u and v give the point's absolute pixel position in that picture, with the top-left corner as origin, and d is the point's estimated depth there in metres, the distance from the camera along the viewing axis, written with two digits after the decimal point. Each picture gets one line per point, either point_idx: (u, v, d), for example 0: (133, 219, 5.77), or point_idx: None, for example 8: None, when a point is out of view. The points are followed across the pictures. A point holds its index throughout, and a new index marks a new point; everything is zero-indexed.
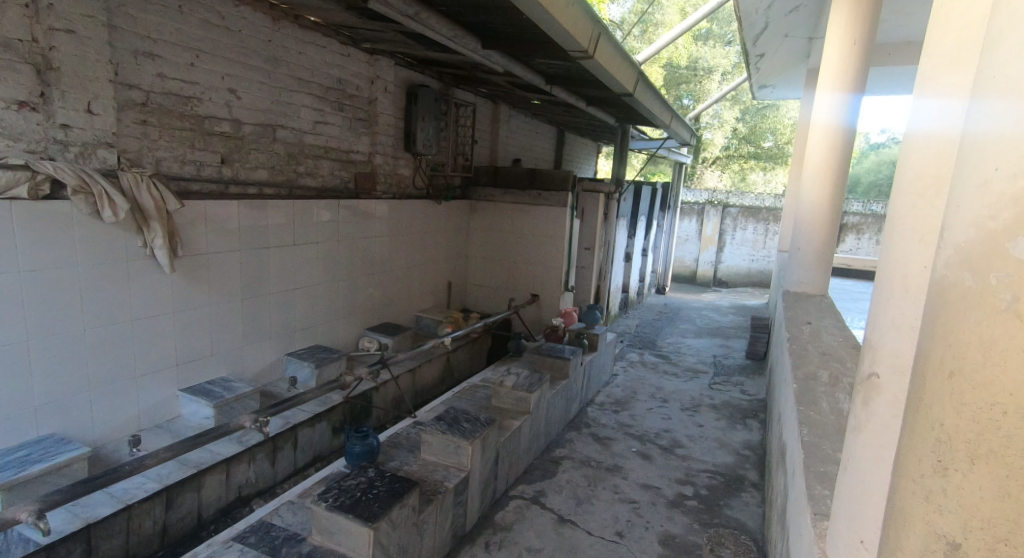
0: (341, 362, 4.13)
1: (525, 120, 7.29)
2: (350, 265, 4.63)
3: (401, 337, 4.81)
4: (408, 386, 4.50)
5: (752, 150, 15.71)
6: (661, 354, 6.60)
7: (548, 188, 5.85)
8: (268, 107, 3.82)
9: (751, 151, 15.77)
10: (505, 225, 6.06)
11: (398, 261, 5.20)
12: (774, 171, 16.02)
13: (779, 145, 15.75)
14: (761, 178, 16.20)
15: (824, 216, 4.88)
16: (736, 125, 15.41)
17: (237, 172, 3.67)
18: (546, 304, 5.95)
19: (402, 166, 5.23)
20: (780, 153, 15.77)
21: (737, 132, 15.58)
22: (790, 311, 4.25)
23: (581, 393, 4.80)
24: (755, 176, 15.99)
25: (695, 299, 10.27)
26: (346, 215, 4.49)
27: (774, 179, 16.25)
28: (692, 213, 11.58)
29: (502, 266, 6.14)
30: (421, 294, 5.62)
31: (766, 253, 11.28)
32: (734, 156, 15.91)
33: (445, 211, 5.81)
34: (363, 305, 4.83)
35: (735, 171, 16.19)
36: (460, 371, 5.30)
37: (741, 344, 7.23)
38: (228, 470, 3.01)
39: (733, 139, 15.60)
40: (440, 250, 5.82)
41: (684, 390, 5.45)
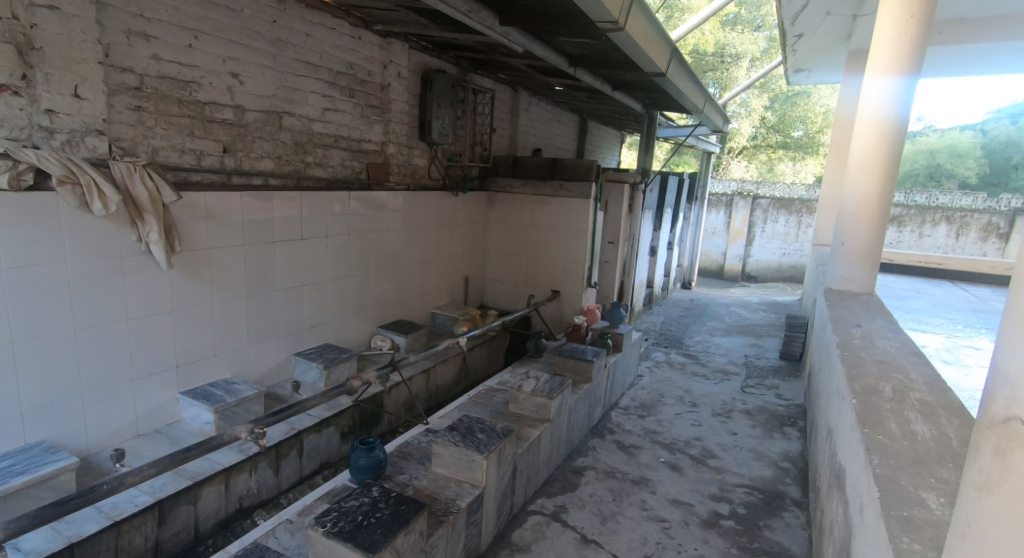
0: (352, 363, 3.92)
1: (546, 108, 7.00)
2: (362, 260, 4.40)
3: (414, 336, 4.60)
4: (421, 388, 4.28)
5: (781, 139, 15.13)
6: (688, 354, 6.29)
7: (570, 178, 5.56)
8: (274, 92, 3.59)
9: (779, 141, 15.19)
10: (525, 218, 5.79)
11: (413, 255, 4.97)
12: (804, 161, 15.25)
13: (810, 134, 14.96)
14: (789, 169, 15.48)
15: (871, 210, 4.56)
16: (765, 114, 14.87)
17: (240, 162, 3.45)
18: (568, 301, 5.67)
19: (417, 156, 4.99)
20: (811, 142, 14.98)
21: (766, 121, 15.04)
22: (836, 311, 3.92)
23: (605, 396, 4.53)
24: (784, 167, 15.42)
25: (722, 294, 9.89)
26: (357, 208, 4.26)
27: (803, 171, 15.44)
28: (720, 205, 11.16)
29: (521, 262, 5.87)
30: (437, 290, 5.39)
31: (798, 247, 10.85)
32: (761, 146, 15.35)
33: (462, 203, 5.56)
34: (376, 302, 4.61)
35: (762, 162, 15.63)
36: (477, 371, 5.06)
37: (773, 343, 6.89)
38: (227, 481, 2.80)
39: (762, 128, 15.06)
40: (457, 244, 5.58)
41: (715, 393, 5.15)
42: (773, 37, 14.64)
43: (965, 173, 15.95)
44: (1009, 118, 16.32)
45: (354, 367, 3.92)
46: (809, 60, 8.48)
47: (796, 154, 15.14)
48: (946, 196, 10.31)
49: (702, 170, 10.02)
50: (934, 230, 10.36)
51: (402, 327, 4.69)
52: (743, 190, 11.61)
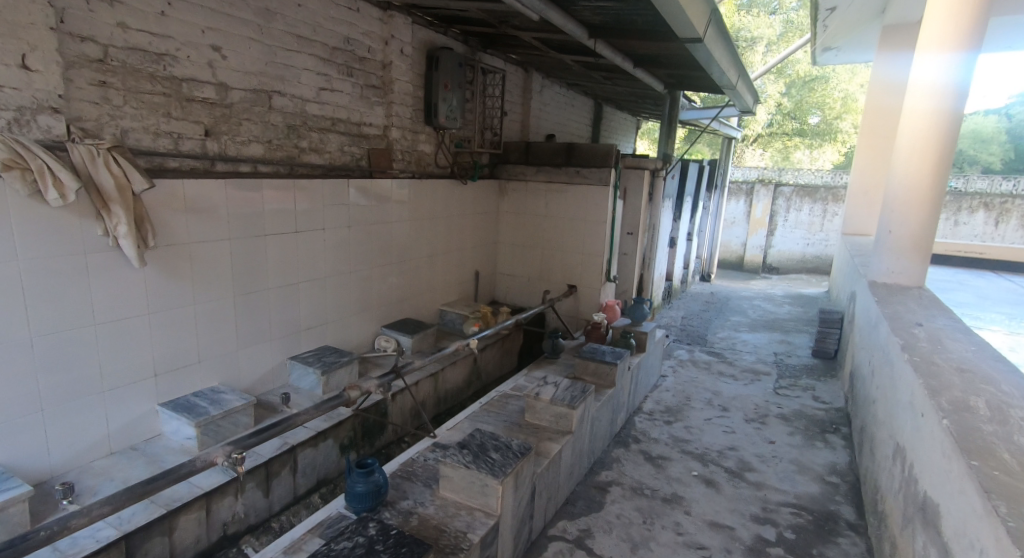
0: (353, 367, 3.58)
1: (560, 91, 6.59)
2: (364, 254, 4.05)
3: (421, 337, 4.25)
4: (429, 393, 3.94)
5: (797, 127, 14.52)
6: (713, 352, 5.99)
7: (587, 164, 5.16)
8: (262, 69, 3.23)
9: (795, 129, 14.60)
10: (539, 208, 5.42)
11: (419, 248, 4.62)
12: (821, 148, 14.55)
13: (828, 120, 14.25)
14: (806, 157, 14.95)
15: (920, 200, 4.29)
16: (781, 100, 14.38)
17: (225, 147, 3.09)
18: (586, 297, 5.30)
19: (422, 142, 4.62)
20: (830, 129, 14.30)
21: (782, 108, 14.51)
22: (889, 309, 3.52)
23: (628, 400, 4.18)
24: (801, 155, 14.90)
25: (743, 287, 9.50)
26: (356, 198, 3.90)
27: (821, 159, 14.88)
28: (740, 194, 10.72)
29: (535, 255, 5.51)
30: (445, 285, 5.03)
31: (823, 237, 10.41)
32: (777, 134, 14.83)
33: (471, 192, 5.19)
34: (379, 299, 4.26)
35: (778, 150, 15.08)
36: (489, 373, 4.71)
37: (803, 341, 6.53)
38: (208, 507, 2.46)
39: (779, 115, 14.53)
40: (466, 236, 5.21)
41: (746, 396, 4.80)
42: (789, 21, 14.05)
43: (988, 159, 15.28)
44: None
45: (356, 372, 3.58)
46: (840, 38, 8.29)
47: (813, 141, 14.46)
48: (984, 180, 9.72)
49: (722, 157, 9.57)
50: (970, 217, 9.87)
51: (408, 326, 4.34)
52: (764, 177, 11.16)
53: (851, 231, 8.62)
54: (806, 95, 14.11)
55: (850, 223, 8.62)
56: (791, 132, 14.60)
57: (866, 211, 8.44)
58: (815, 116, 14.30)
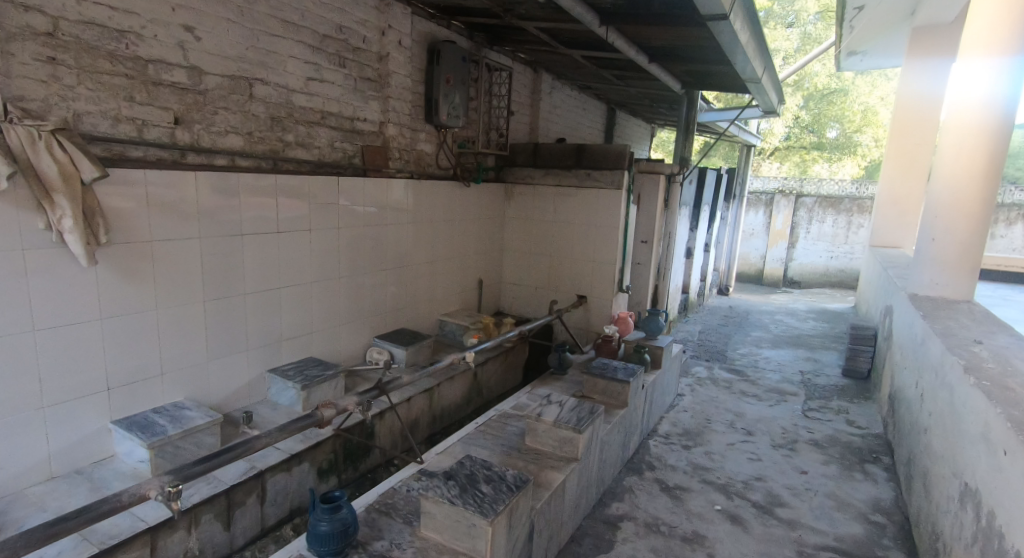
0: (337, 381, 3.24)
1: (571, 94, 6.29)
2: (356, 259, 3.72)
3: (417, 349, 3.92)
4: (423, 411, 3.60)
5: (814, 140, 14.04)
6: (734, 370, 5.65)
7: (599, 166, 4.83)
8: (242, 54, 2.90)
9: (812, 142, 14.11)
10: (547, 213, 5.09)
11: (417, 255, 4.29)
12: (840, 162, 14.00)
13: (847, 133, 13.77)
14: (825, 171, 14.24)
15: (966, 206, 3.99)
16: (798, 112, 13.97)
17: (198, 137, 2.77)
18: (596, 308, 4.95)
19: (422, 141, 4.30)
20: (849, 142, 13.79)
21: (799, 121, 14.08)
22: (941, 329, 3.20)
23: (641, 422, 3.83)
24: (820, 168, 14.17)
25: (764, 301, 9.09)
26: (347, 199, 3.56)
27: (841, 173, 14.12)
28: (759, 205, 10.31)
29: (543, 263, 5.17)
30: (445, 294, 4.70)
31: (847, 250, 9.97)
32: (794, 147, 14.37)
33: (474, 196, 4.87)
34: (372, 309, 3.93)
35: (795, 164, 14.51)
36: (490, 389, 4.36)
37: (831, 359, 6.12)
38: (154, 544, 2.13)
39: (796, 128, 14.11)
40: (468, 242, 4.88)
41: (772, 419, 4.42)
42: (808, 34, 13.34)
43: (1016, 173, 14.75)
44: None
45: (341, 387, 3.25)
46: (866, 42, 7.92)
47: (832, 155, 13.99)
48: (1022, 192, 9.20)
49: (740, 166, 9.18)
50: (1007, 230, 9.38)
51: (403, 337, 4.01)
52: (785, 188, 10.74)
53: (879, 243, 8.21)
54: (826, 106, 13.69)
55: (878, 235, 8.21)
56: (809, 146, 14.12)
57: (895, 223, 8.03)
58: (834, 128, 13.84)
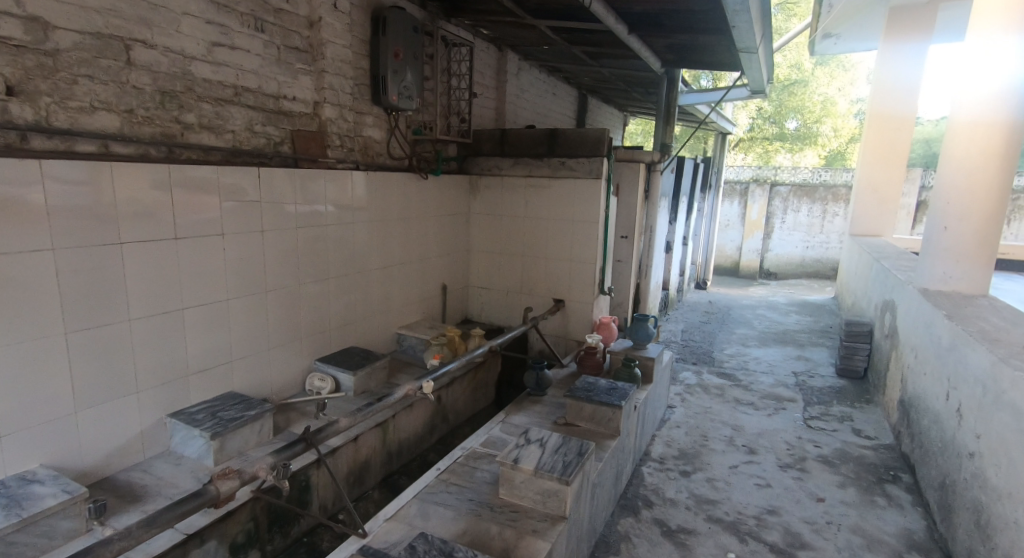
0: (263, 423, 2.62)
1: (539, 76, 5.70)
2: (287, 268, 3.05)
3: (367, 373, 3.30)
4: (374, 450, 2.99)
5: (776, 130, 13.64)
6: (724, 374, 5.21)
7: (574, 154, 4.25)
8: (111, 5, 2.19)
9: (774, 133, 13.70)
10: (517, 208, 4.51)
11: (365, 260, 3.65)
12: (803, 152, 13.70)
13: (807, 125, 13.36)
14: (788, 161, 14.01)
15: (983, 189, 3.57)
16: (762, 103, 13.66)
17: (50, 115, 2.08)
18: (575, 314, 4.41)
19: (368, 125, 3.64)
20: (809, 133, 13.38)
21: (762, 111, 13.68)
22: (992, 340, 2.67)
23: (633, 447, 3.32)
24: (783, 159, 14.01)
25: (742, 294, 8.73)
26: (270, 195, 2.89)
27: (803, 163, 13.91)
28: (734, 195, 9.94)
29: (514, 264, 4.59)
30: (403, 304, 4.08)
31: (823, 239, 9.69)
32: (756, 139, 14.01)
33: (433, 191, 4.25)
34: (312, 327, 3.28)
35: (759, 155, 14.25)
36: (456, 413, 3.78)
37: (823, 358, 5.73)
38: None
39: (759, 119, 13.77)
40: (429, 242, 4.26)
41: (774, 432, 3.97)
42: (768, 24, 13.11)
43: None
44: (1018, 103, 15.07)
45: (270, 430, 2.64)
46: (842, 25, 7.48)
47: (795, 145, 13.60)
48: None
49: (715, 154, 8.75)
50: None
51: (352, 359, 3.39)
52: (758, 177, 10.37)
53: (859, 232, 7.83)
54: (788, 96, 13.36)
55: (857, 225, 7.85)
56: (772, 136, 13.72)
57: (874, 210, 7.66)
58: (794, 120, 13.47)
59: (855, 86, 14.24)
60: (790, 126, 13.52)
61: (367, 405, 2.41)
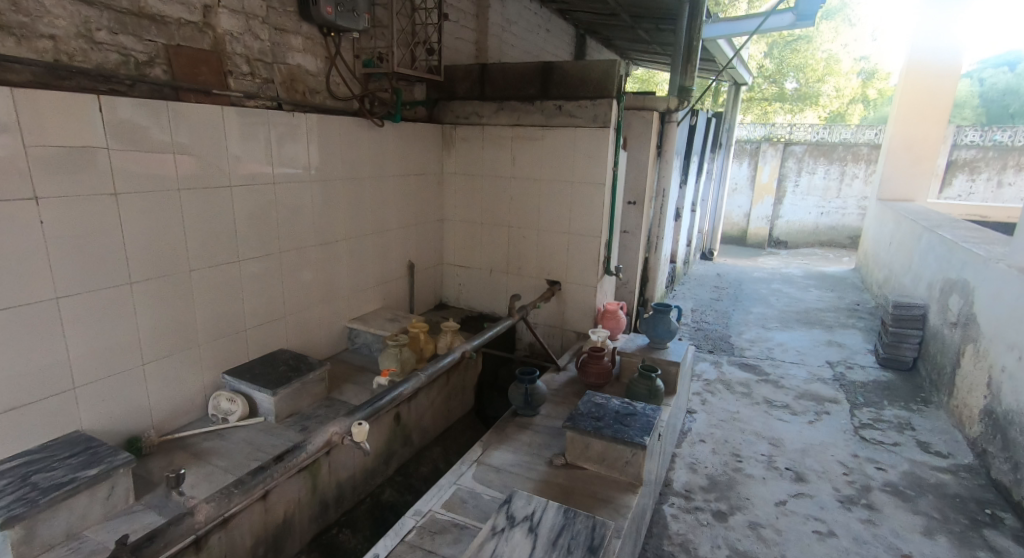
0: (116, 487, 1.80)
1: (530, 6, 4.66)
2: (168, 252, 2.18)
3: (295, 391, 2.48)
4: (295, 504, 2.18)
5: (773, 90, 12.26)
6: (747, 366, 4.39)
7: (574, 95, 3.29)
8: None
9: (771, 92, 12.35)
10: (502, 167, 3.57)
11: (292, 233, 2.73)
12: (802, 114, 12.34)
13: (805, 86, 12.05)
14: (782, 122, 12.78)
15: None
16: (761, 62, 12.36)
17: None
18: (573, 299, 3.54)
19: (297, 50, 2.66)
20: (810, 93, 12.03)
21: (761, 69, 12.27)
22: None
23: (653, 485, 2.49)
24: (780, 121, 12.69)
25: (752, 265, 7.91)
26: (124, 145, 1.99)
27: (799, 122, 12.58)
28: (743, 155, 8.98)
29: (498, 237, 3.68)
30: (355, 291, 3.17)
31: (839, 204, 8.83)
32: (754, 101, 12.66)
33: (395, 144, 3.28)
34: (213, 329, 2.40)
35: (756, 117, 12.74)
36: (421, 432, 2.94)
37: (858, 343, 4.89)
38: None
39: (758, 78, 12.41)
40: (390, 211, 3.34)
41: (821, 448, 3.14)
42: None
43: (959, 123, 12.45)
44: (1007, 65, 12.63)
45: (130, 493, 1.83)
46: None
47: (794, 106, 12.19)
48: None
49: (727, 109, 7.73)
50: (1019, 177, 7.80)
51: (276, 370, 2.53)
52: (772, 135, 9.37)
53: (887, 197, 6.74)
54: (791, 53, 12.05)
55: (885, 188, 6.76)
56: (770, 96, 12.35)
57: (906, 172, 6.60)
58: (792, 80, 12.08)
59: (858, 43, 13.02)
60: (789, 86, 12.08)
61: (268, 461, 1.59)
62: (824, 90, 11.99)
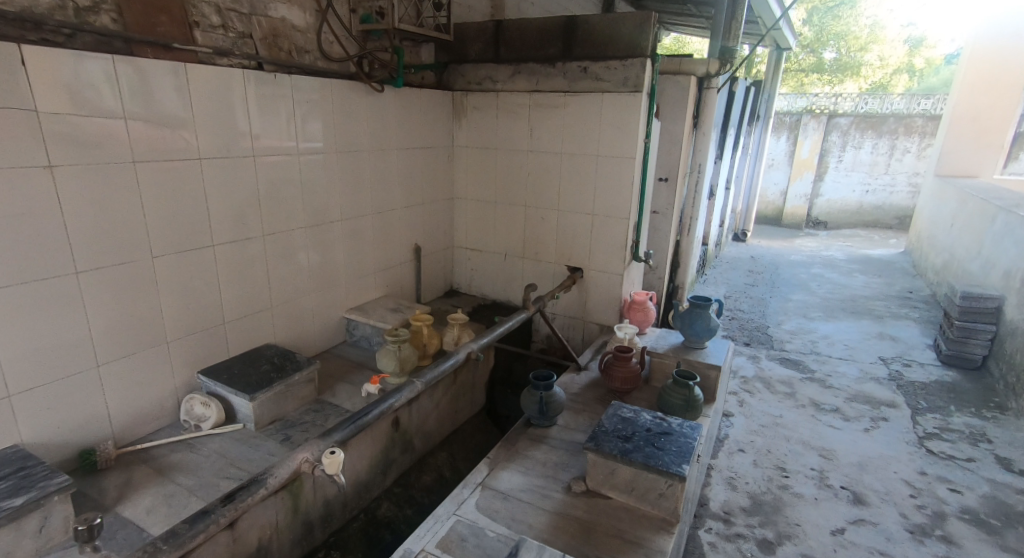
0: (49, 518, 1.54)
1: None
2: (122, 236, 1.88)
3: (279, 394, 2.17)
4: (271, 529, 1.89)
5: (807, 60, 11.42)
6: (789, 361, 3.97)
7: (601, 55, 2.87)
8: None
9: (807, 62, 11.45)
10: (519, 139, 3.18)
11: (277, 214, 2.40)
12: (843, 84, 11.47)
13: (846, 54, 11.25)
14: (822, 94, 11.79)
15: None
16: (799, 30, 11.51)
17: None
18: (596, 288, 3.17)
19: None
20: (853, 62, 11.19)
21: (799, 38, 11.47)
22: None
23: (688, 511, 2.13)
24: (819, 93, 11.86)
25: (790, 247, 7.39)
26: (57, 113, 1.69)
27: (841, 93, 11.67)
28: (782, 128, 8.37)
29: (514, 218, 3.31)
30: (354, 278, 2.85)
31: (887, 181, 8.21)
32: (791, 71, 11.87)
33: (398, 113, 2.91)
34: (182, 324, 2.10)
35: (793, 89, 11.95)
36: (424, 438, 2.62)
37: (913, 336, 4.41)
38: None
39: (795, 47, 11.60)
40: (393, 189, 2.99)
41: (882, 463, 2.74)
42: None
43: None
44: None
45: (68, 523, 1.58)
46: None
47: (832, 77, 11.36)
48: None
49: (766, 78, 7.15)
50: None
51: (257, 369, 2.22)
52: (814, 107, 8.71)
53: (946, 173, 6.12)
54: (831, 20, 11.19)
55: (945, 162, 6.13)
56: (806, 67, 11.48)
57: (969, 144, 5.97)
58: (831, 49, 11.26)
59: None
60: (828, 56, 11.22)
61: (210, 506, 1.33)
62: (866, 60, 11.14)
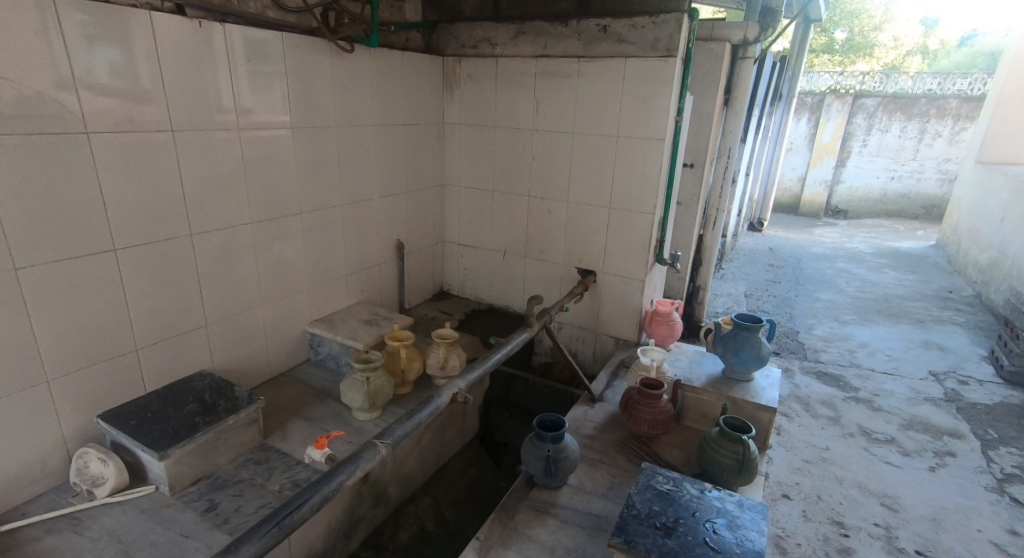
0: None
1: None
2: None
3: (205, 446, 1.65)
4: None
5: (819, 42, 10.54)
6: (825, 375, 3.46)
7: (627, 11, 2.34)
8: None
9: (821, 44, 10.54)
10: (522, 116, 2.63)
11: (212, 207, 1.86)
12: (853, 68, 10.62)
13: (861, 36, 10.39)
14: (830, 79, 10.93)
15: None
16: None
17: None
18: (612, 295, 2.65)
19: None
20: (866, 43, 10.42)
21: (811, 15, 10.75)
22: None
23: None
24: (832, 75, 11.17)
25: (810, 238, 6.86)
26: None
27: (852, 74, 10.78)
28: (803, 109, 7.78)
29: (514, 209, 2.78)
30: (319, 284, 2.32)
31: (914, 167, 7.64)
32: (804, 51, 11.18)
33: (373, 80, 2.35)
34: (69, 357, 1.57)
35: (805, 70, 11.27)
36: (400, 485, 2.12)
37: (963, 345, 3.92)
38: None
39: None
40: (368, 173, 2.44)
41: (963, 520, 2.26)
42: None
43: None
44: None
45: None
46: None
47: (844, 59, 10.54)
48: None
49: (791, 54, 6.53)
50: None
51: (179, 411, 1.69)
52: (836, 86, 8.08)
53: (989, 159, 5.58)
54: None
55: (988, 147, 5.58)
56: (817, 48, 10.68)
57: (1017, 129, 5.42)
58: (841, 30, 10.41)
59: None
60: (840, 35, 10.48)
61: None
62: (881, 39, 10.39)
